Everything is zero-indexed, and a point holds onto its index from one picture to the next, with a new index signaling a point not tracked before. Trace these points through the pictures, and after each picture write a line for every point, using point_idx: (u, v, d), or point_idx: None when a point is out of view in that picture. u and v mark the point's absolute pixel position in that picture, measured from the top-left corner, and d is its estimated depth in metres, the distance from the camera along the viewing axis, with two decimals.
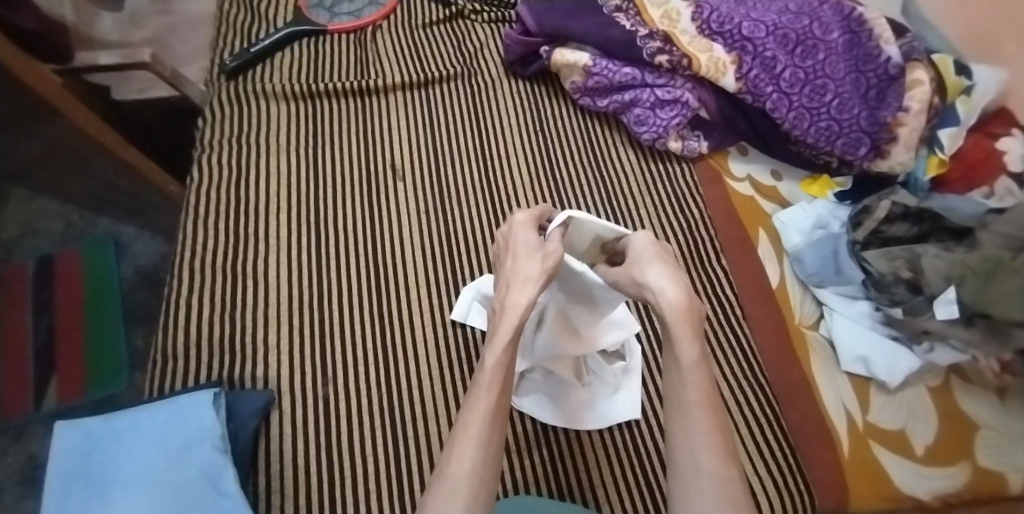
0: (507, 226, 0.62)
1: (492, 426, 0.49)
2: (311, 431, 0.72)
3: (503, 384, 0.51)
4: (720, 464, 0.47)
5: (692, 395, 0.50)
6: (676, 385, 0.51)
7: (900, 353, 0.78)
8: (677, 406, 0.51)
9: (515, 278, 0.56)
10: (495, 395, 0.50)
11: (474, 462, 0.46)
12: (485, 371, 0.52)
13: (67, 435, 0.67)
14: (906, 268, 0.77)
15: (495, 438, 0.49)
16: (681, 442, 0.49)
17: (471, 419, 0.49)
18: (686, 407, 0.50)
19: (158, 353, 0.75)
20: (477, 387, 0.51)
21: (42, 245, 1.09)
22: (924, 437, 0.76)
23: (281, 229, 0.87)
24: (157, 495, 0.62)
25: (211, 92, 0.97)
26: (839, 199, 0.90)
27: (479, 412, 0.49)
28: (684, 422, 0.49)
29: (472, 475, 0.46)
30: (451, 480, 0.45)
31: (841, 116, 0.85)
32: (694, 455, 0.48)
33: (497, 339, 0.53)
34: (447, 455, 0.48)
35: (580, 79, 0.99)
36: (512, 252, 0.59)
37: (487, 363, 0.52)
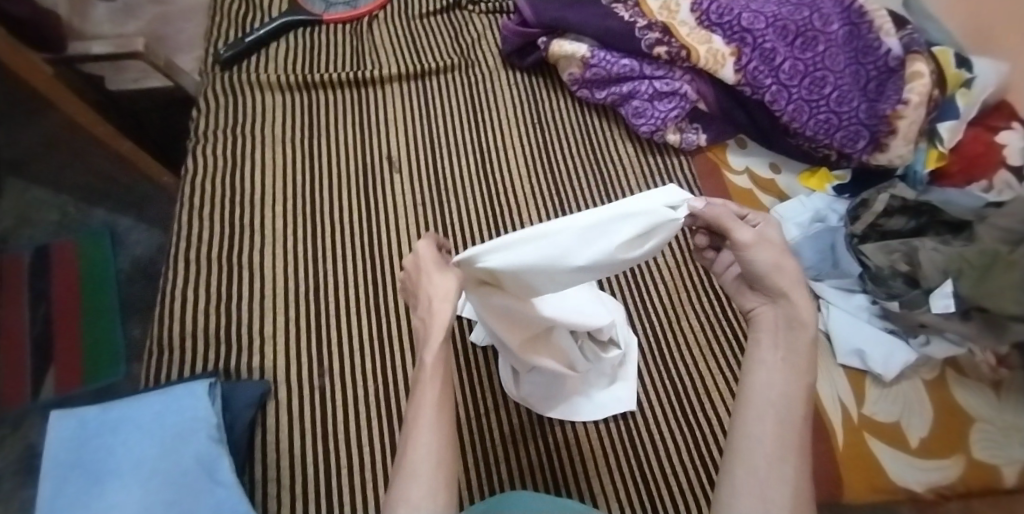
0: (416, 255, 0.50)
1: (440, 413, 0.43)
2: (307, 421, 0.72)
3: (446, 372, 0.45)
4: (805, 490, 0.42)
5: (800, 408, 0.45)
6: (771, 389, 0.45)
7: (896, 346, 0.79)
8: (770, 412, 0.44)
9: (433, 286, 0.47)
10: (439, 387, 0.44)
11: (431, 452, 0.41)
12: (424, 367, 0.45)
13: (63, 425, 0.66)
14: (903, 261, 0.78)
15: (447, 422, 0.43)
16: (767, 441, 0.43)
17: (418, 411, 0.44)
18: (786, 417, 0.44)
19: (153, 343, 0.75)
20: (418, 380, 0.45)
21: (38, 236, 1.07)
22: (919, 429, 0.77)
23: (277, 221, 0.86)
24: (152, 483, 0.62)
25: (205, 82, 0.95)
26: (837, 192, 0.90)
27: (428, 401, 0.44)
28: (775, 429, 0.43)
29: (430, 462, 0.41)
30: (410, 471, 0.40)
31: (841, 109, 0.84)
32: (779, 467, 0.42)
33: (429, 337, 0.45)
34: (401, 450, 0.42)
35: (578, 71, 0.98)
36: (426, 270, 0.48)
37: (424, 358, 0.45)
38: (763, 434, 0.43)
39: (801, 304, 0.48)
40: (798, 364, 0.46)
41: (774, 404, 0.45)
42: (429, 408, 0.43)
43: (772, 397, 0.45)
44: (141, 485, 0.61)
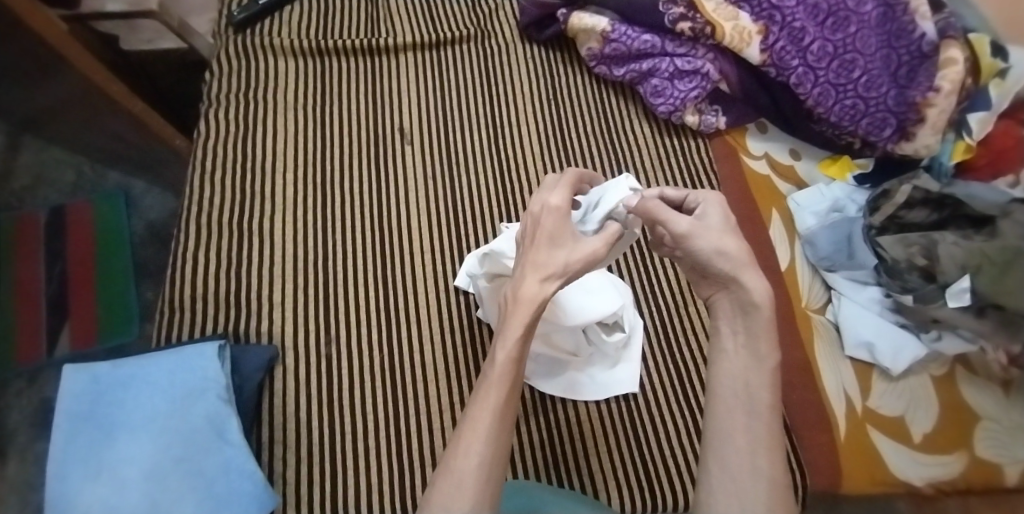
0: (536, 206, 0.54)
1: (500, 423, 0.46)
2: (313, 388, 0.73)
3: (513, 381, 0.47)
4: (780, 475, 0.43)
5: (765, 395, 0.46)
6: (733, 379, 0.47)
7: (907, 340, 0.78)
8: (736, 404, 0.46)
9: (535, 265, 0.49)
10: (504, 393, 0.47)
11: (481, 458, 0.44)
12: (495, 366, 0.48)
13: (75, 379, 0.67)
14: (921, 255, 0.76)
15: (504, 435, 0.46)
16: (740, 432, 0.45)
17: (478, 414, 0.46)
18: (755, 408, 0.45)
19: (165, 304, 0.76)
20: (486, 382, 0.48)
21: (53, 196, 1.06)
22: (923, 424, 0.77)
23: (288, 188, 0.85)
24: (163, 439, 0.64)
25: (219, 44, 0.94)
26: (858, 182, 0.87)
27: (490, 410, 0.46)
28: (744, 419, 0.45)
29: (478, 470, 0.43)
30: (458, 476, 0.43)
31: (869, 94, 0.80)
32: (751, 459, 0.43)
33: (507, 332, 0.48)
34: (453, 449, 0.45)
35: (597, 46, 0.95)
36: (535, 237, 0.51)
37: (497, 357, 0.48)
38: (731, 429, 0.45)
39: (752, 286, 0.48)
40: (760, 351, 0.47)
41: (739, 394, 0.46)
42: (489, 414, 0.46)
43: (736, 389, 0.47)
44: (153, 442, 0.63)
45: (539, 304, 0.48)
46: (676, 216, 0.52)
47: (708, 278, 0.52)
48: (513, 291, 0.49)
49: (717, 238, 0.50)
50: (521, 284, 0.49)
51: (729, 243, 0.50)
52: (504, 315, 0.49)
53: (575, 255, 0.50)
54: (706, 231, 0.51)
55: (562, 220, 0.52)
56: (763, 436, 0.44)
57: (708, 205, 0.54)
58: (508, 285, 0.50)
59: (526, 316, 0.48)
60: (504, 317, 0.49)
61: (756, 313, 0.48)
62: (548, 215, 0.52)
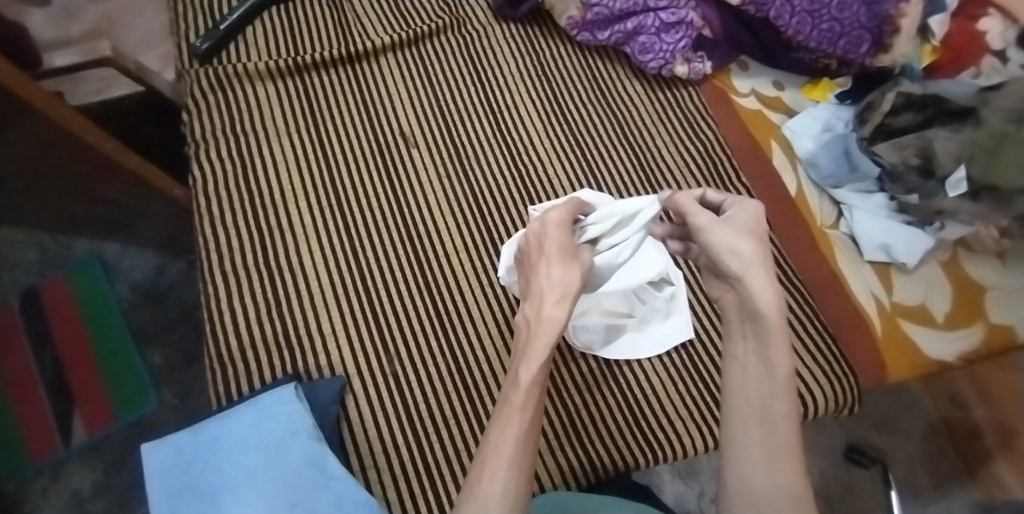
0: (539, 224, 0.61)
1: (524, 446, 0.47)
2: (389, 408, 0.73)
3: (537, 405, 0.49)
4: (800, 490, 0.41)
5: (778, 407, 0.45)
6: (750, 388, 0.47)
7: (915, 235, 0.85)
8: (751, 420, 0.45)
9: (550, 290, 0.54)
10: (527, 417, 0.48)
11: (506, 486, 0.44)
12: (519, 390, 0.50)
13: (160, 454, 0.65)
14: (916, 155, 0.82)
15: (526, 457, 0.46)
16: (759, 445, 0.44)
17: (503, 438, 0.47)
18: (769, 418, 0.45)
19: (216, 359, 0.72)
20: (509, 407, 0.49)
21: (22, 278, 0.98)
22: (943, 305, 0.85)
23: (303, 216, 0.82)
24: (270, 490, 0.62)
25: (186, 79, 0.86)
26: (839, 100, 0.93)
27: (514, 432, 0.47)
28: (758, 433, 0.44)
29: (505, 496, 0.44)
30: (482, 503, 0.43)
31: (842, 16, 0.85)
32: (769, 475, 0.42)
33: (530, 355, 0.51)
34: (477, 477, 0.45)
35: (578, 14, 0.95)
36: (545, 257, 0.57)
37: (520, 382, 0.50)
38: (746, 444, 0.44)
39: (758, 287, 0.48)
40: (770, 357, 0.47)
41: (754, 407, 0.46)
42: (514, 436, 0.47)
43: (749, 404, 0.46)
44: (260, 495, 0.61)
45: (558, 322, 0.52)
46: (703, 213, 0.54)
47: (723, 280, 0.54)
48: (533, 314, 0.53)
49: (734, 237, 0.51)
50: (541, 306, 0.53)
51: (744, 242, 0.50)
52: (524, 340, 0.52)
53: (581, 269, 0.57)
54: (721, 229, 0.52)
55: (565, 240, 0.59)
56: (782, 449, 0.43)
57: (740, 208, 0.55)
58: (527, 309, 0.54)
59: (547, 340, 0.51)
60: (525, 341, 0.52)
61: (761, 317, 0.48)
62: (550, 233, 0.60)
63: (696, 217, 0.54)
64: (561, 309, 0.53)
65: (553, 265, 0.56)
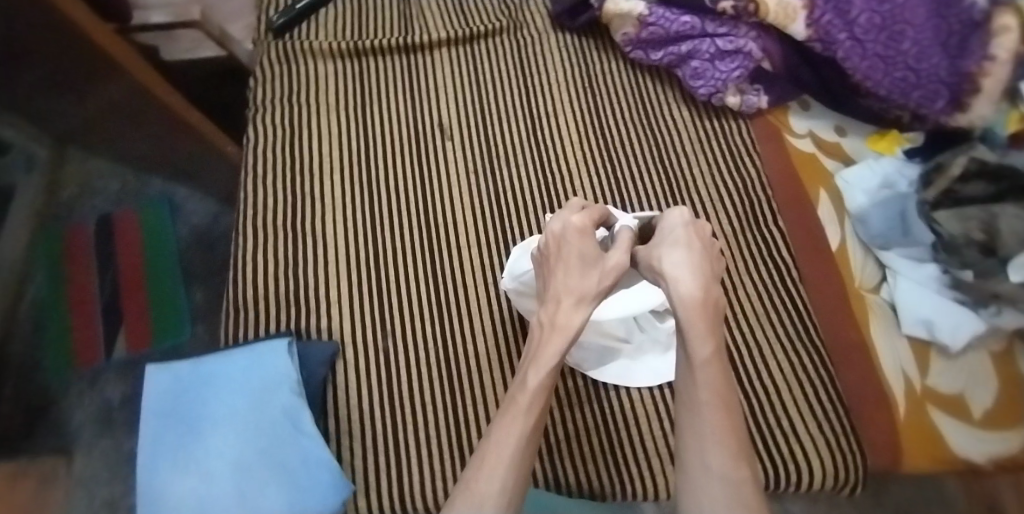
0: (560, 226, 0.62)
1: (522, 449, 0.51)
2: (373, 381, 0.75)
3: (542, 407, 0.53)
4: (727, 459, 0.47)
5: (704, 395, 0.51)
6: (689, 386, 0.52)
7: (965, 316, 0.76)
8: (686, 414, 0.51)
9: (568, 297, 0.57)
10: (531, 420, 0.52)
11: (503, 485, 0.48)
12: (526, 393, 0.54)
13: (158, 379, 0.70)
14: (979, 229, 0.74)
15: (525, 460, 0.50)
16: (693, 439, 0.50)
17: (505, 438, 0.51)
18: (698, 408, 0.50)
19: (232, 304, 0.78)
20: (514, 407, 0.53)
21: (101, 205, 1.11)
22: (982, 401, 0.76)
23: (335, 188, 0.87)
24: (247, 431, 0.66)
25: (259, 50, 0.95)
26: (907, 155, 0.85)
27: (513, 436, 0.51)
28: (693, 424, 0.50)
29: (500, 494, 0.47)
30: (479, 499, 0.47)
31: (919, 66, 0.79)
32: (703, 459, 0.48)
33: (540, 358, 0.55)
34: (474, 473, 0.49)
35: (634, 31, 0.93)
36: (563, 261, 0.60)
37: (529, 384, 0.54)
38: (686, 435, 0.50)
39: (680, 288, 0.55)
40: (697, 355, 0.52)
41: (687, 400, 0.52)
42: (514, 438, 0.51)
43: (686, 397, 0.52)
44: (238, 435, 0.66)
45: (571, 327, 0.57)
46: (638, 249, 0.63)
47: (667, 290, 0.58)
48: (549, 319, 0.57)
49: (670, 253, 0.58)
50: (556, 311, 0.58)
51: (682, 258, 0.58)
52: (539, 341, 0.57)
53: (604, 275, 0.59)
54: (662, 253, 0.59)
55: (587, 248, 0.61)
56: (711, 432, 0.49)
57: (668, 225, 0.62)
58: (542, 311, 0.59)
59: (559, 344, 0.56)
60: (539, 343, 0.57)
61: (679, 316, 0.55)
62: (570, 238, 0.61)
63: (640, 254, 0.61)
64: (574, 314, 0.57)
65: (568, 272, 0.59)
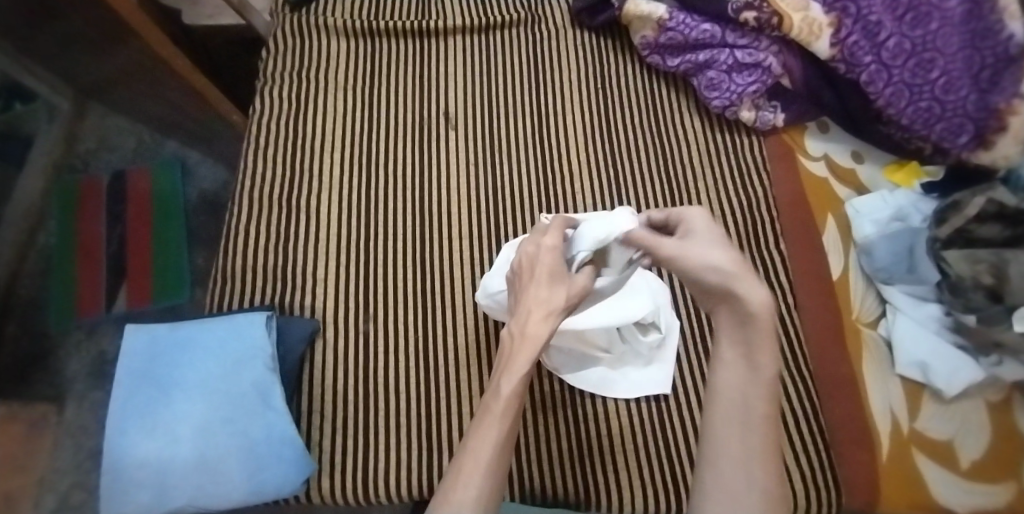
0: (532, 244, 0.56)
1: (499, 454, 0.45)
2: (350, 363, 0.76)
3: (516, 415, 0.47)
4: (778, 494, 0.35)
5: (760, 409, 0.37)
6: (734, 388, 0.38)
7: (963, 362, 0.73)
8: (732, 417, 0.37)
9: (539, 308, 0.51)
10: (507, 426, 0.46)
11: (480, 492, 0.42)
12: (500, 399, 0.47)
13: (138, 339, 0.72)
14: (989, 273, 0.69)
15: (503, 468, 0.45)
16: (728, 450, 0.37)
17: (480, 445, 0.45)
18: (749, 423, 0.37)
19: (220, 273, 0.79)
20: (486, 414, 0.47)
21: (117, 161, 1.14)
22: (973, 451, 0.72)
23: (334, 167, 0.87)
24: (212, 400, 0.67)
25: (275, 22, 0.95)
26: (924, 190, 0.81)
27: (491, 441, 0.45)
28: (737, 447, 0.36)
29: (478, 503, 0.41)
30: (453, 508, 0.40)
31: (946, 97, 0.76)
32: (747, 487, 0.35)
33: (513, 367, 0.48)
34: (448, 484, 0.43)
35: (652, 34, 0.91)
36: (534, 276, 0.53)
37: (501, 392, 0.47)
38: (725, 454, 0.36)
39: (748, 292, 0.38)
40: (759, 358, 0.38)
41: (735, 412, 0.37)
42: (490, 446, 0.45)
43: (731, 401, 0.38)
44: (203, 402, 0.67)
45: (541, 338, 0.50)
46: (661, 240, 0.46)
47: (707, 292, 0.42)
48: (519, 330, 0.50)
49: (708, 249, 0.43)
50: (527, 321, 0.51)
51: (720, 257, 0.42)
52: (507, 356, 0.50)
53: (573, 290, 0.53)
54: (692, 250, 0.43)
55: (558, 260, 0.54)
56: (759, 450, 0.36)
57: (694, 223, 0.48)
58: (511, 324, 0.52)
59: (532, 353, 0.49)
60: (508, 355, 0.49)
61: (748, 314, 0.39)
62: (543, 252, 0.54)
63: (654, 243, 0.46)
64: (545, 327, 0.50)
65: (539, 286, 0.52)
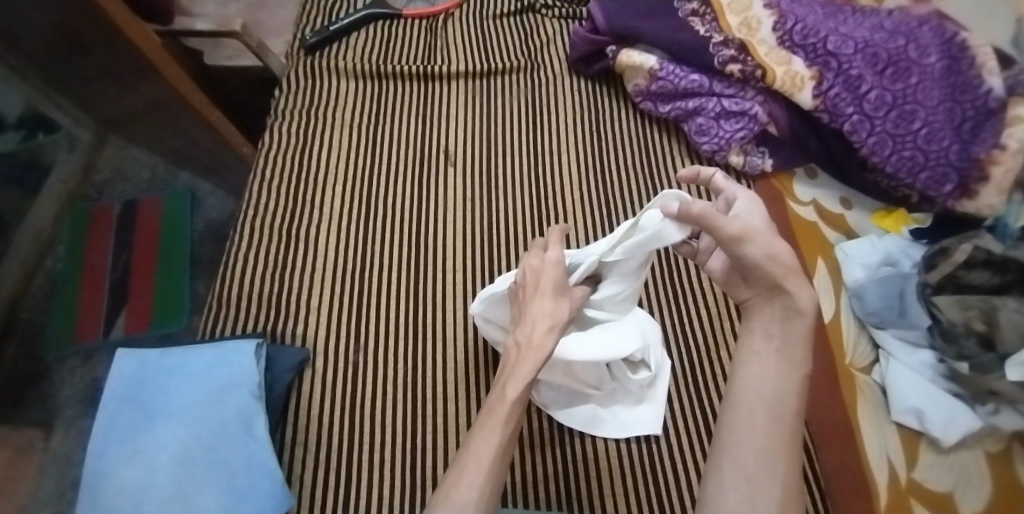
0: (539, 259, 0.58)
1: (499, 457, 0.48)
2: (338, 392, 0.75)
3: (518, 420, 0.50)
4: (791, 476, 0.43)
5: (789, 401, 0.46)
6: (759, 382, 0.47)
7: (959, 409, 0.71)
8: (759, 408, 0.46)
9: (545, 320, 0.53)
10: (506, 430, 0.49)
11: (482, 491, 0.45)
12: (504, 404, 0.50)
13: (126, 363, 0.73)
14: (980, 319, 0.69)
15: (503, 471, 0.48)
16: (752, 435, 0.45)
17: (482, 448, 0.48)
18: (776, 413, 0.46)
19: (215, 300, 0.81)
20: (489, 419, 0.50)
21: (129, 190, 1.17)
22: (974, 504, 0.68)
23: (336, 199, 0.90)
24: (197, 427, 0.68)
25: (290, 64, 1.01)
26: (914, 236, 0.82)
27: (492, 445, 0.48)
28: (766, 426, 0.45)
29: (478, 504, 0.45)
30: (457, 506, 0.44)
31: (929, 147, 0.77)
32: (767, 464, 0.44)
33: (517, 373, 0.51)
34: (451, 483, 0.46)
35: (644, 83, 0.97)
36: (539, 289, 0.55)
37: (507, 396, 0.50)
38: (751, 431, 0.45)
39: (796, 293, 0.48)
40: (793, 356, 0.47)
41: (764, 396, 0.46)
42: (492, 450, 0.47)
43: (762, 392, 0.47)
44: (187, 428, 0.67)
45: (546, 348, 0.52)
46: (730, 222, 0.49)
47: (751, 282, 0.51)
48: (524, 338, 0.53)
49: (771, 241, 0.48)
50: (532, 330, 0.53)
51: (780, 247, 0.48)
52: (512, 362, 0.53)
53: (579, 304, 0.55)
54: (757, 235, 0.49)
55: (560, 274, 0.56)
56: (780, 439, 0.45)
57: (749, 204, 0.52)
58: (517, 331, 0.54)
59: (535, 360, 0.51)
60: (513, 361, 0.52)
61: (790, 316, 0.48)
62: (548, 268, 0.56)
63: (722, 222, 0.49)
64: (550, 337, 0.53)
65: (544, 299, 0.54)
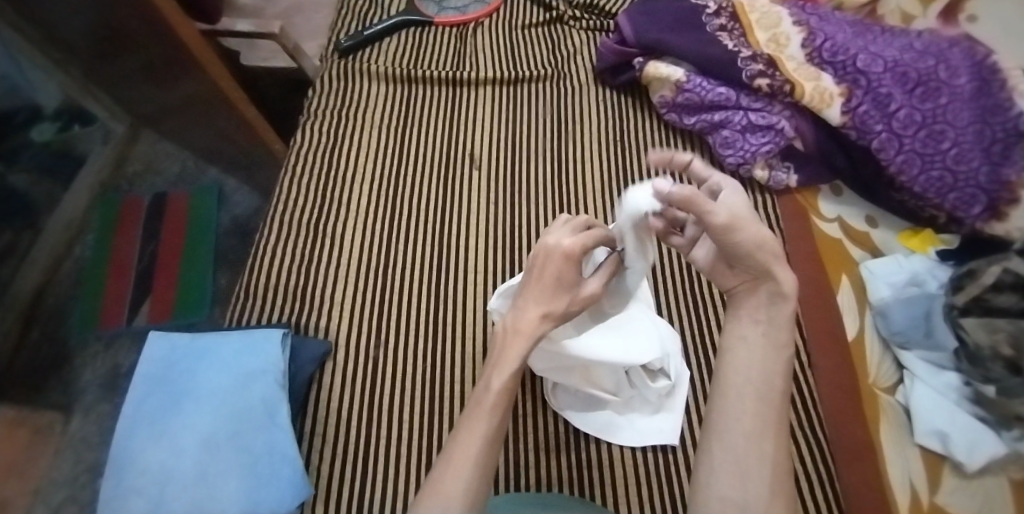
0: (551, 239, 0.53)
1: (487, 446, 0.47)
2: (356, 386, 0.76)
3: (505, 410, 0.49)
4: (778, 457, 0.44)
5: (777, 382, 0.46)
6: (745, 363, 0.47)
7: (985, 434, 0.68)
8: (748, 391, 0.46)
9: (539, 309, 0.52)
10: (495, 420, 0.48)
11: (470, 481, 0.44)
12: (490, 394, 0.49)
13: (157, 345, 0.75)
14: (1008, 343, 0.67)
15: (490, 460, 0.47)
16: (739, 417, 0.45)
17: (470, 438, 0.47)
18: (763, 395, 0.46)
19: (242, 290, 0.82)
20: (475, 408, 0.49)
21: (159, 183, 1.20)
22: None
23: (363, 197, 0.92)
24: (220, 412, 0.68)
25: (325, 66, 1.04)
26: (940, 256, 0.79)
27: (479, 434, 0.47)
28: (755, 407, 0.45)
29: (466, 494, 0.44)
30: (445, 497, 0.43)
31: (957, 167, 0.78)
32: (755, 447, 0.44)
33: (504, 362, 0.51)
34: (439, 471, 0.46)
35: (670, 94, 0.98)
36: (538, 276, 0.53)
37: (493, 385, 0.50)
38: (740, 413, 0.45)
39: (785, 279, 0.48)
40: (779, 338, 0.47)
41: (753, 377, 0.46)
42: (481, 439, 0.47)
43: (751, 373, 0.47)
44: (210, 412, 0.68)
45: (534, 336, 0.52)
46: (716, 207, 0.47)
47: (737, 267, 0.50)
48: (513, 324, 0.53)
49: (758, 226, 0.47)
50: (520, 317, 0.53)
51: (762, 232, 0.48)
52: (499, 349, 0.52)
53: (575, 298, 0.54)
54: (745, 222, 0.48)
55: (571, 265, 0.52)
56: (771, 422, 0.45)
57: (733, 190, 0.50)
58: (507, 315, 0.53)
59: (522, 349, 0.51)
60: (501, 348, 0.52)
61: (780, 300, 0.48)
62: (553, 255, 0.52)
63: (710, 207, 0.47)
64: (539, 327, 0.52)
65: (542, 288, 0.52)
